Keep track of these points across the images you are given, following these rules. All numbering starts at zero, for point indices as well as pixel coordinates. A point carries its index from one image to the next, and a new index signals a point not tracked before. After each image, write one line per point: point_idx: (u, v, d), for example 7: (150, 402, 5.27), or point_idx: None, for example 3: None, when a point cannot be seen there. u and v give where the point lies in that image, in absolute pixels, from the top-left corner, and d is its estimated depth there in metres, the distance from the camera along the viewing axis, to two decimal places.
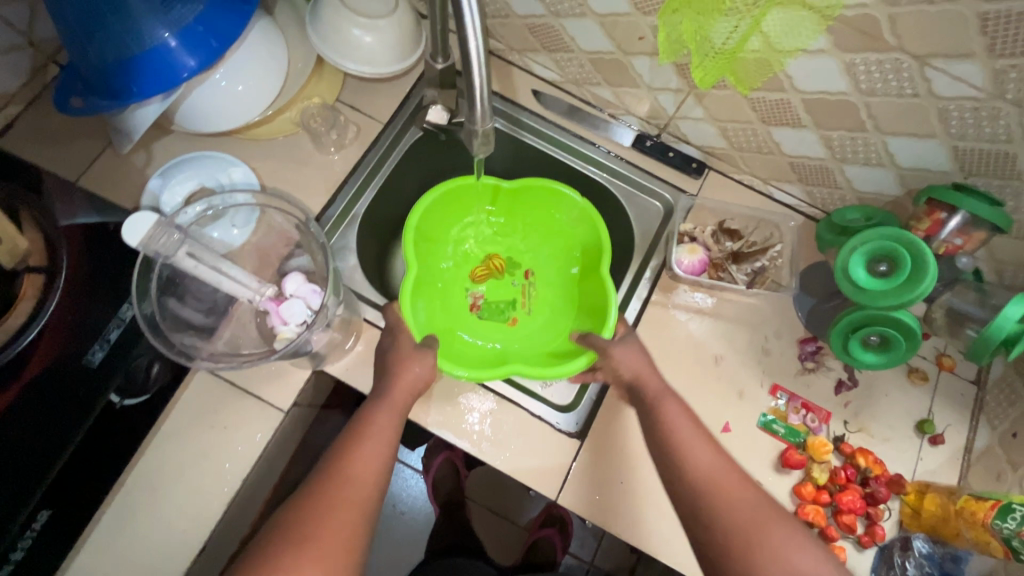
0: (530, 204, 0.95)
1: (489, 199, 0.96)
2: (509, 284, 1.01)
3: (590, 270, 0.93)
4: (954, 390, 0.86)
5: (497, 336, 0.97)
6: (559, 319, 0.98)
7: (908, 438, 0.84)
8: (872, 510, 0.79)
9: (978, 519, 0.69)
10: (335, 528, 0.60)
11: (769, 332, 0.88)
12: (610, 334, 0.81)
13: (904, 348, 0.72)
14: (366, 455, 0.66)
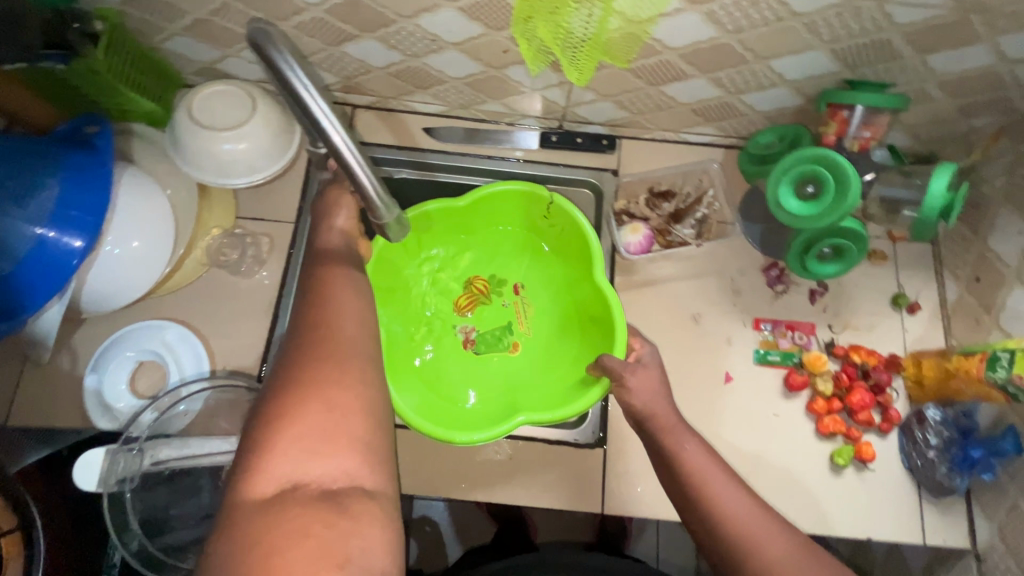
0: (492, 210, 0.94)
1: (448, 220, 0.94)
2: (496, 305, 0.99)
3: (576, 268, 0.92)
4: (912, 255, 0.91)
5: (501, 369, 0.95)
6: (559, 329, 0.96)
7: (889, 317, 0.88)
8: (880, 399, 0.82)
9: (973, 375, 0.73)
10: (332, 355, 0.47)
11: (734, 272, 0.89)
12: (623, 355, 0.78)
13: (857, 255, 0.74)
14: (344, 296, 0.52)
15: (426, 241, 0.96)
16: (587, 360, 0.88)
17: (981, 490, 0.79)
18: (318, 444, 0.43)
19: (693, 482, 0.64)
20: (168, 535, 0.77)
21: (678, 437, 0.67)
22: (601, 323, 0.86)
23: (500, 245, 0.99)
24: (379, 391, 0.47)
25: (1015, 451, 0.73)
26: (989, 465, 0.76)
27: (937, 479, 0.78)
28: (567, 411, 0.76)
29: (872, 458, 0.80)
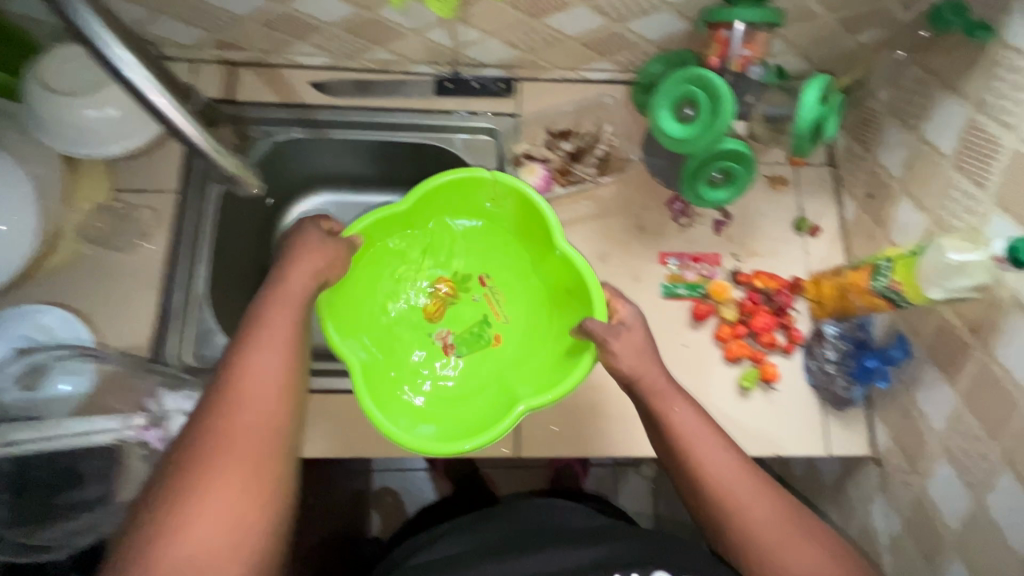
0: (440, 206, 0.86)
1: (396, 228, 0.85)
2: (468, 303, 0.91)
3: (542, 247, 0.85)
4: (813, 179, 0.91)
5: (486, 367, 0.86)
6: (537, 310, 0.89)
7: (792, 241, 0.89)
8: (783, 320, 0.84)
9: (863, 287, 0.75)
10: (233, 443, 0.51)
11: (639, 208, 0.89)
12: (606, 318, 0.71)
13: (742, 183, 0.75)
14: (259, 358, 0.55)
15: (379, 256, 0.87)
16: (564, 343, 0.81)
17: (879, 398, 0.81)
18: (221, 526, 0.48)
19: (683, 447, 0.63)
20: (75, 492, 0.72)
21: (663, 394, 0.66)
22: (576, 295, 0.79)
23: (458, 241, 0.91)
24: (269, 491, 0.51)
25: (904, 357, 0.76)
26: (882, 372, 0.77)
27: (835, 391, 0.81)
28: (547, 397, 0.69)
29: (776, 378, 0.82)
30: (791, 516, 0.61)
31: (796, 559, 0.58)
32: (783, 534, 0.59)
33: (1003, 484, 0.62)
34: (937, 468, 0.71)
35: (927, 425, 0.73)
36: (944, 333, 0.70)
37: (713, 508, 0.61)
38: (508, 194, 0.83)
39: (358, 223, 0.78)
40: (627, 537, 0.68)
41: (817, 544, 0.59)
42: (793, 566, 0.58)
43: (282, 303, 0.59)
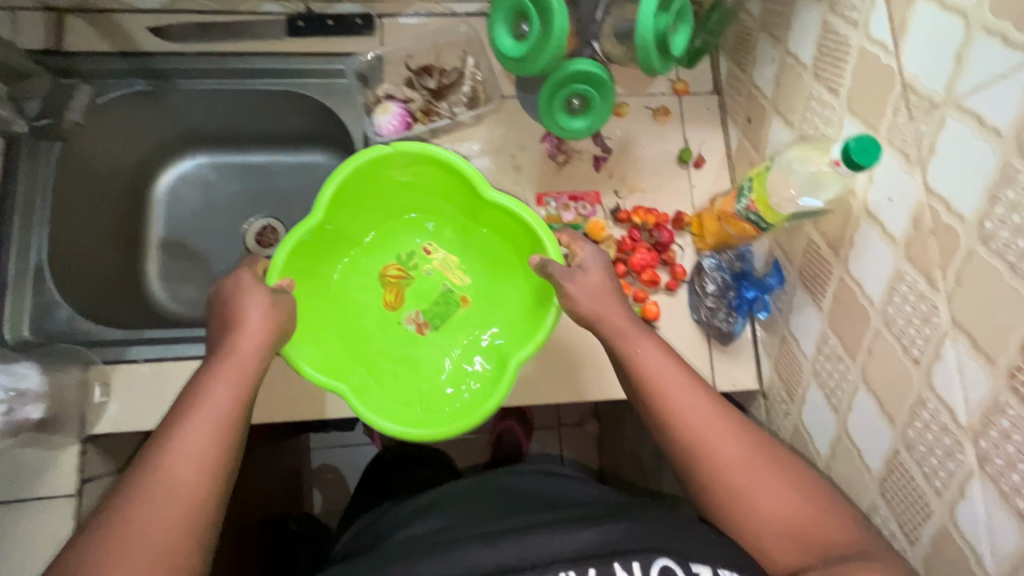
0: (354, 196, 0.72)
1: (317, 242, 0.71)
2: (422, 275, 0.80)
3: (483, 206, 0.74)
4: (698, 108, 0.87)
5: (469, 331, 0.78)
6: (490, 261, 0.79)
7: (675, 174, 0.85)
8: (664, 256, 0.80)
9: (730, 215, 0.72)
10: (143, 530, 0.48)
11: (514, 147, 0.83)
12: (563, 258, 0.68)
13: (602, 114, 0.72)
14: (197, 423, 0.52)
15: (312, 275, 0.73)
16: (530, 291, 0.75)
17: (762, 330, 0.79)
18: None
19: (654, 388, 0.60)
20: None
21: (637, 339, 0.62)
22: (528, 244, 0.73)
23: (387, 217, 0.79)
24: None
25: (780, 284, 0.73)
26: (762, 302, 0.76)
27: (717, 325, 0.78)
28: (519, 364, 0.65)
29: (658, 316, 0.78)
30: (771, 459, 0.57)
31: (766, 494, 0.55)
32: (754, 471, 0.56)
33: (860, 403, 0.60)
34: (809, 394, 0.69)
35: (800, 351, 0.70)
36: (810, 255, 0.66)
37: (686, 451, 0.58)
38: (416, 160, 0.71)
39: (279, 254, 0.65)
40: (642, 514, 0.55)
41: (791, 479, 0.56)
42: (761, 500, 0.55)
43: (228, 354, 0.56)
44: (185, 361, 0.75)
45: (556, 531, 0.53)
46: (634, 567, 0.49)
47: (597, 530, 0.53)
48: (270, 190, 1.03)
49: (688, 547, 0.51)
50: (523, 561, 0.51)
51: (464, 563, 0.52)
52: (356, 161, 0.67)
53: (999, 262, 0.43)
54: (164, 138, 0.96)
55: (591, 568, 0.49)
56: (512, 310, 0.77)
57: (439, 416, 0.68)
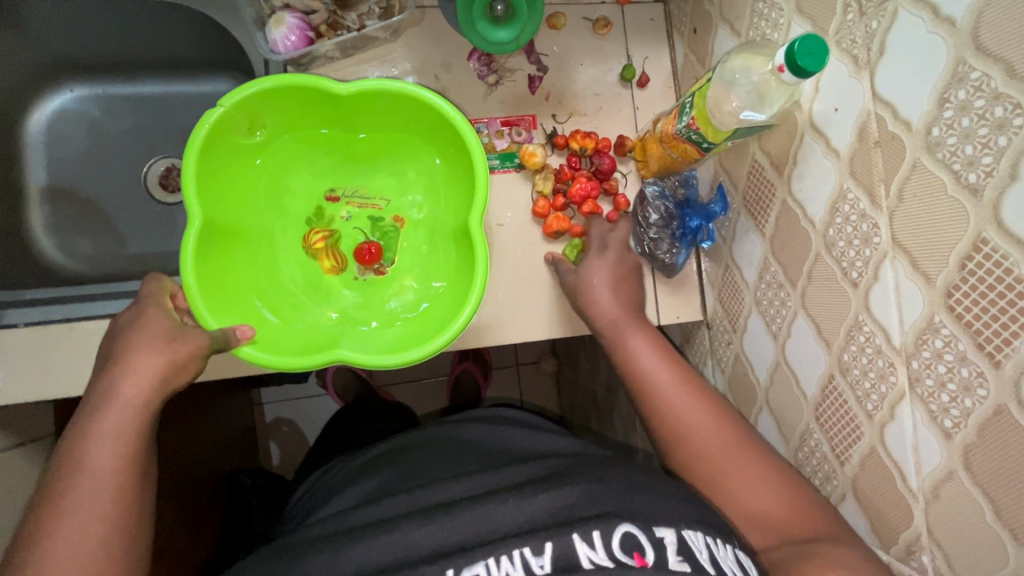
0: (221, 185, 0.63)
1: (218, 251, 0.62)
2: (346, 223, 0.70)
3: (369, 111, 0.66)
4: (642, 19, 0.78)
5: (425, 239, 0.70)
6: (403, 165, 0.71)
7: (617, 95, 0.77)
8: (606, 185, 0.74)
9: (671, 136, 0.66)
10: (94, 446, 0.48)
11: (438, 68, 0.74)
12: (459, 113, 0.60)
13: (528, 21, 0.65)
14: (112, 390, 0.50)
15: (246, 298, 0.63)
16: (455, 174, 0.68)
17: (706, 261, 0.75)
18: (88, 528, 0.45)
19: (647, 385, 0.61)
20: None
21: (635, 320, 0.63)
22: (431, 135, 0.67)
23: (274, 189, 0.68)
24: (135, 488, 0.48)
25: (723, 211, 0.69)
26: (706, 232, 0.72)
27: (661, 257, 0.73)
28: (477, 245, 0.59)
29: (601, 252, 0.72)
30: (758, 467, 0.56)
31: (745, 486, 0.55)
32: (733, 459, 0.56)
33: (798, 329, 0.58)
34: (749, 324, 0.67)
35: (742, 280, 0.67)
36: (754, 176, 0.62)
37: (683, 459, 0.58)
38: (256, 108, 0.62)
39: (188, 275, 0.56)
40: (602, 477, 0.52)
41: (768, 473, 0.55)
42: (741, 493, 0.55)
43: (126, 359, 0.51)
44: (72, 323, 0.66)
45: (509, 499, 0.50)
46: (595, 537, 0.45)
47: (556, 496, 0.50)
48: (169, 126, 0.90)
49: (652, 513, 0.48)
50: (475, 538, 0.48)
51: (405, 545, 0.48)
52: (192, 145, 0.57)
53: (944, 172, 0.40)
54: (28, 66, 0.82)
55: (548, 542, 0.45)
56: (450, 199, 0.69)
57: (421, 338, 0.63)
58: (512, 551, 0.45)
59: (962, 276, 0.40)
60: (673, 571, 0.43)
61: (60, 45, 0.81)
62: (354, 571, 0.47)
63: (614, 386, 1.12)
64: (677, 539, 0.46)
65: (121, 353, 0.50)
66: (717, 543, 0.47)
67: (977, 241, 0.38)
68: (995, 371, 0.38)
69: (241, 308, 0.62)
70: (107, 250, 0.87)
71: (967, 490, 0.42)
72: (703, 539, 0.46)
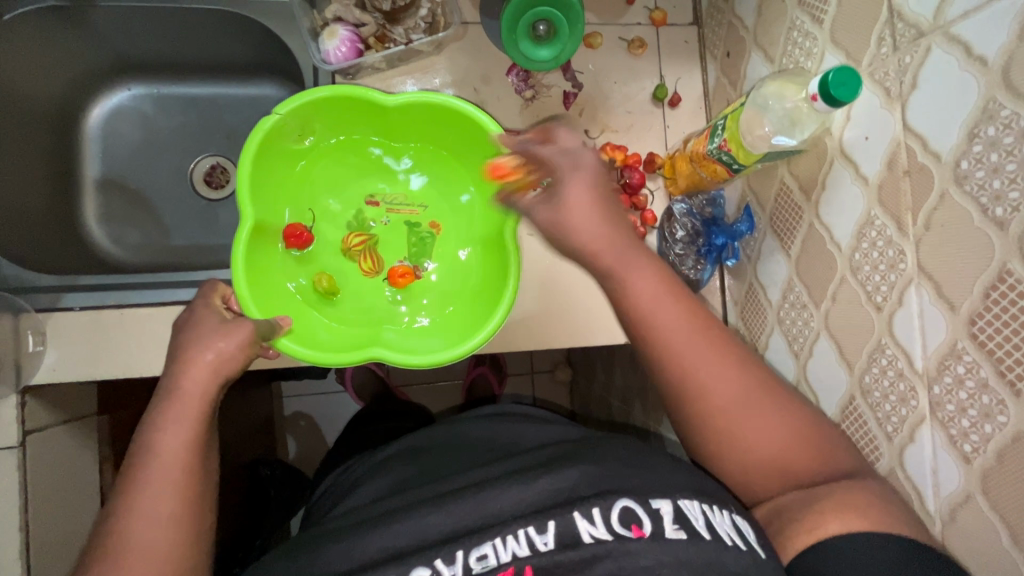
0: (270, 188, 0.67)
1: (263, 249, 0.65)
2: (384, 227, 0.73)
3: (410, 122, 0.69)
4: (676, 41, 0.80)
5: (457, 247, 0.73)
6: (442, 174, 0.74)
7: (649, 113, 0.79)
8: (634, 200, 0.76)
9: (701, 155, 0.68)
10: (165, 427, 0.51)
11: (476, 81, 0.77)
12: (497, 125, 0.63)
13: (568, 41, 0.69)
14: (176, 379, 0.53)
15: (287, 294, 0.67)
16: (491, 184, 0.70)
17: (729, 277, 0.77)
18: (165, 504, 0.49)
19: (653, 332, 0.53)
20: None
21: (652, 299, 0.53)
22: (470, 147, 0.70)
23: (318, 192, 0.72)
24: (201, 466, 0.52)
25: (750, 230, 0.70)
26: (731, 249, 0.73)
27: (685, 273, 0.76)
28: (511, 251, 0.63)
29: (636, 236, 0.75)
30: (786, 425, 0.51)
31: (760, 436, 0.51)
32: (754, 410, 0.51)
33: (820, 350, 0.59)
34: (771, 342, 0.68)
35: (766, 299, 0.69)
36: (782, 199, 0.63)
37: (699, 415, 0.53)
38: (309, 117, 0.66)
39: (236, 270, 0.59)
40: (598, 458, 0.53)
41: (794, 428, 0.51)
42: (755, 443, 0.51)
43: (187, 349, 0.54)
44: (123, 309, 0.70)
45: (510, 485, 0.51)
46: (594, 514, 0.47)
47: (557, 479, 0.51)
48: (216, 126, 0.95)
49: (649, 488, 0.49)
50: (484, 522, 0.49)
51: (415, 531, 0.49)
52: (247, 148, 0.61)
53: (971, 204, 0.41)
54: (91, 66, 0.87)
55: (551, 520, 0.47)
56: (484, 209, 0.72)
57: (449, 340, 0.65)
58: (516, 532, 0.47)
59: (986, 305, 0.41)
60: (669, 539, 0.44)
61: (123, 45, 0.86)
62: (371, 556, 0.48)
63: (629, 397, 1.13)
64: (674, 508, 0.46)
65: (187, 344, 0.54)
66: (713, 509, 0.47)
67: (1002, 273, 0.40)
68: (1016, 399, 0.39)
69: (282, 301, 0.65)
70: (154, 240, 0.91)
71: (985, 515, 0.43)
72: (698, 507, 0.47)
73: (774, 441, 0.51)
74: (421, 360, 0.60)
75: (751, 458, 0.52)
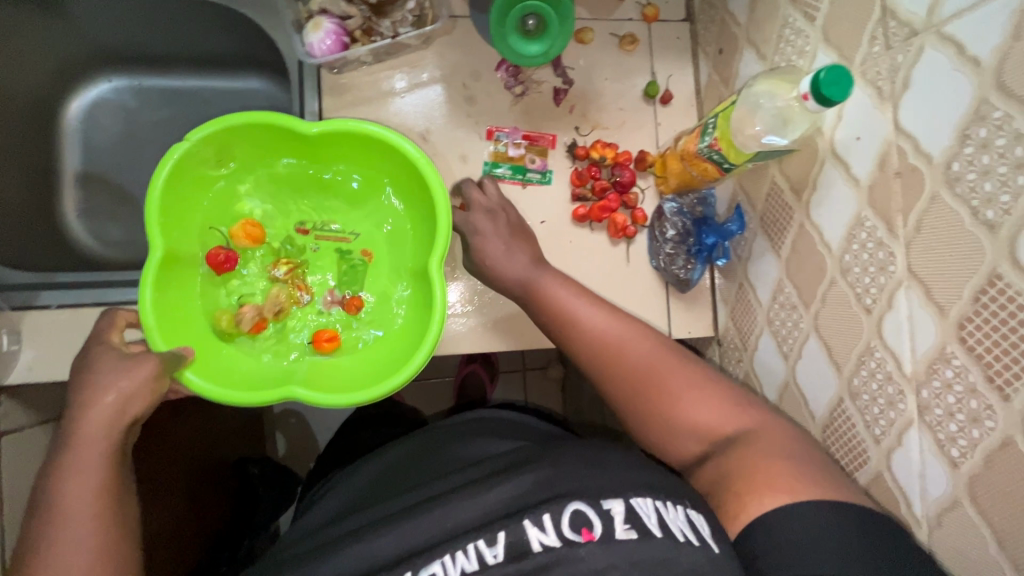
0: (185, 218, 0.65)
1: (176, 282, 0.63)
2: (312, 254, 0.72)
3: (335, 149, 0.67)
4: (669, 37, 0.79)
5: (387, 275, 0.72)
6: (370, 200, 0.72)
7: (640, 111, 0.78)
8: (625, 198, 0.75)
9: (691, 154, 0.67)
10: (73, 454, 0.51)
11: (466, 77, 0.75)
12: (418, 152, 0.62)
13: (558, 37, 0.67)
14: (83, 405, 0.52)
15: (198, 325, 0.64)
16: (419, 211, 0.69)
17: (720, 276, 0.76)
18: (85, 525, 0.49)
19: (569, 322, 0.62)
20: None
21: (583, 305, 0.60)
22: (397, 174, 0.68)
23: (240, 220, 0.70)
24: (118, 486, 0.52)
25: (740, 230, 0.69)
26: (722, 250, 0.73)
27: (675, 273, 0.75)
28: (435, 286, 0.61)
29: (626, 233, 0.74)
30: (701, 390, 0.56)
31: (684, 395, 0.56)
32: (673, 374, 0.57)
33: (809, 352, 0.59)
34: (761, 342, 0.67)
35: (756, 299, 0.68)
36: (773, 199, 0.63)
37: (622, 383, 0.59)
38: (225, 144, 0.64)
39: (144, 305, 0.57)
40: (560, 460, 0.51)
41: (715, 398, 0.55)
42: (680, 404, 0.56)
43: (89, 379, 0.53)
44: (102, 308, 0.68)
45: (465, 496, 0.50)
46: (545, 520, 0.45)
47: (511, 487, 0.49)
48: (200, 121, 0.93)
49: (602, 487, 0.47)
50: (435, 538, 0.47)
51: (367, 555, 0.48)
52: (155, 178, 0.59)
53: (962, 207, 0.41)
54: (69, 57, 0.85)
55: (499, 531, 0.45)
56: (413, 236, 0.71)
57: (373, 374, 0.64)
58: (467, 546, 0.45)
59: (976, 309, 0.41)
60: (620, 541, 0.42)
61: (102, 35, 0.84)
62: None
63: None
64: (625, 508, 0.45)
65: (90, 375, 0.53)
66: (666, 505, 0.46)
67: (991, 277, 0.39)
68: (1004, 405, 0.39)
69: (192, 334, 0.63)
70: (135, 237, 0.89)
71: (972, 521, 0.43)
72: (651, 504, 0.46)
73: (698, 401, 0.55)
74: (340, 398, 0.58)
75: (678, 422, 0.55)
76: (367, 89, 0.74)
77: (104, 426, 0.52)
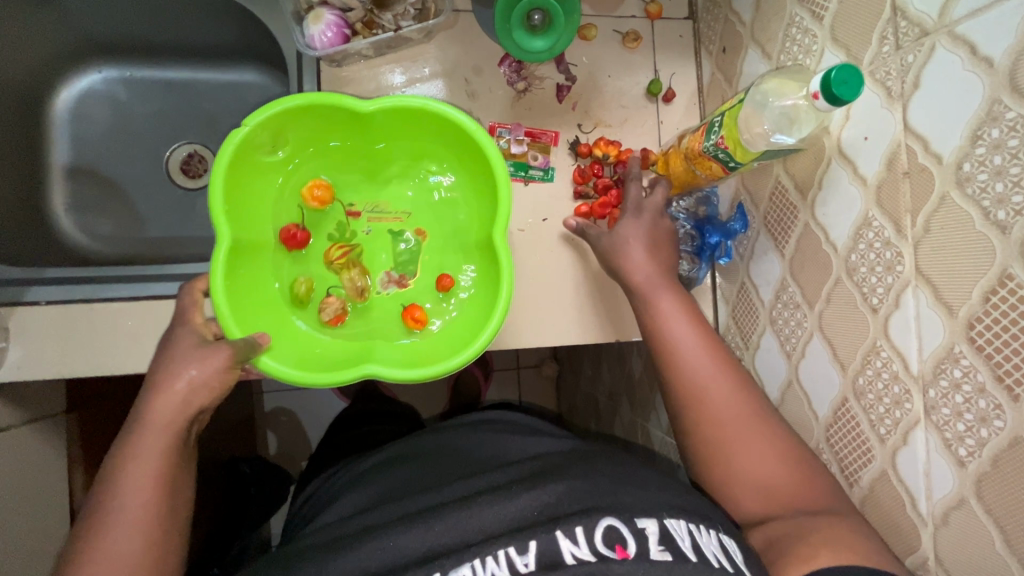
0: (245, 206, 0.63)
1: (243, 269, 0.61)
2: (368, 237, 0.70)
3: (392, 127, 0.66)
4: (671, 35, 0.79)
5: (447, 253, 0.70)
6: (424, 178, 0.71)
7: (642, 109, 0.78)
8: None
9: (696, 152, 0.66)
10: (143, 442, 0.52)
11: (468, 72, 0.74)
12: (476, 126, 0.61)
13: (564, 31, 0.67)
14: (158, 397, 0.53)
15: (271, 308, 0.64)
16: (477, 188, 0.68)
17: (722, 275, 0.76)
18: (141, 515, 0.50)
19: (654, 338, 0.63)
20: None
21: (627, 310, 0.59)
22: (453, 149, 0.67)
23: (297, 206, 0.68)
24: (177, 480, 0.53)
25: (743, 229, 0.70)
26: (724, 248, 0.73)
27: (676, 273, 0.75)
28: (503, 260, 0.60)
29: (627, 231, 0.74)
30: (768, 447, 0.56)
31: (750, 453, 0.56)
32: (749, 429, 0.57)
33: (813, 351, 0.59)
34: (763, 341, 0.68)
35: (758, 299, 0.68)
36: (777, 198, 0.63)
37: (692, 418, 0.60)
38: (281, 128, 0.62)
39: (217, 293, 0.56)
40: (583, 474, 0.52)
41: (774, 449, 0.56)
42: (744, 458, 0.57)
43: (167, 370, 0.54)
44: (92, 304, 0.66)
45: (491, 501, 0.49)
46: (578, 533, 0.45)
47: (539, 495, 0.49)
48: (194, 113, 0.91)
49: (636, 506, 0.48)
50: (463, 541, 0.47)
51: (391, 551, 0.48)
52: (218, 165, 0.58)
53: (973, 208, 0.41)
54: (58, 46, 0.82)
55: (531, 540, 0.44)
56: (468, 213, 0.70)
57: (440, 353, 0.63)
58: (496, 552, 0.44)
59: (986, 309, 0.41)
60: (654, 561, 0.42)
61: (92, 24, 0.81)
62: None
63: (618, 394, 1.13)
64: (659, 529, 0.45)
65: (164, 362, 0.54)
66: (700, 530, 0.46)
67: (1002, 277, 0.39)
68: (1013, 404, 0.39)
69: (263, 322, 0.62)
70: (126, 231, 0.87)
71: (979, 520, 0.43)
72: (685, 527, 0.46)
73: (762, 461, 0.56)
74: (418, 375, 0.57)
75: (740, 474, 0.57)
76: (368, 83, 0.73)
77: (169, 423, 0.52)
